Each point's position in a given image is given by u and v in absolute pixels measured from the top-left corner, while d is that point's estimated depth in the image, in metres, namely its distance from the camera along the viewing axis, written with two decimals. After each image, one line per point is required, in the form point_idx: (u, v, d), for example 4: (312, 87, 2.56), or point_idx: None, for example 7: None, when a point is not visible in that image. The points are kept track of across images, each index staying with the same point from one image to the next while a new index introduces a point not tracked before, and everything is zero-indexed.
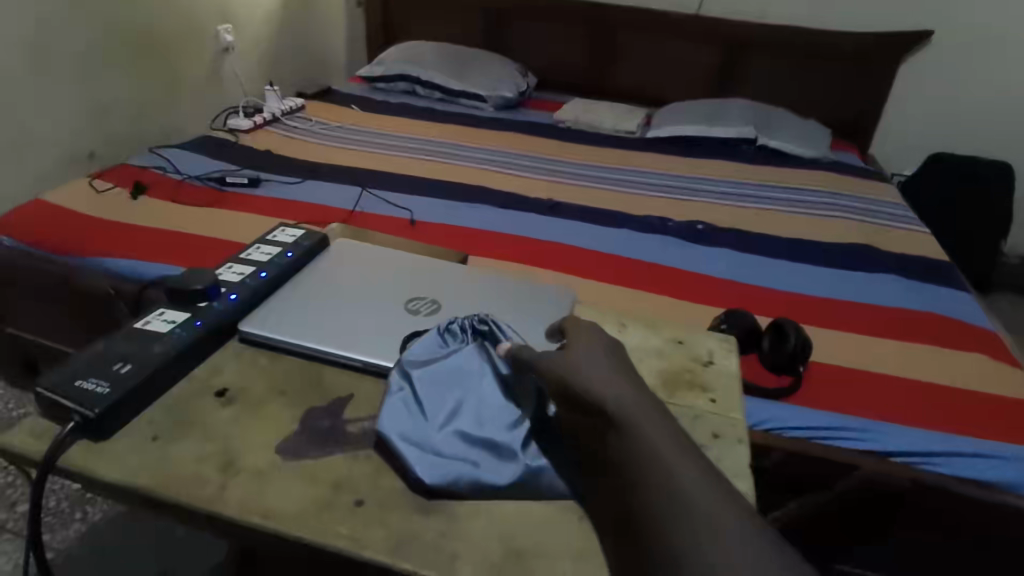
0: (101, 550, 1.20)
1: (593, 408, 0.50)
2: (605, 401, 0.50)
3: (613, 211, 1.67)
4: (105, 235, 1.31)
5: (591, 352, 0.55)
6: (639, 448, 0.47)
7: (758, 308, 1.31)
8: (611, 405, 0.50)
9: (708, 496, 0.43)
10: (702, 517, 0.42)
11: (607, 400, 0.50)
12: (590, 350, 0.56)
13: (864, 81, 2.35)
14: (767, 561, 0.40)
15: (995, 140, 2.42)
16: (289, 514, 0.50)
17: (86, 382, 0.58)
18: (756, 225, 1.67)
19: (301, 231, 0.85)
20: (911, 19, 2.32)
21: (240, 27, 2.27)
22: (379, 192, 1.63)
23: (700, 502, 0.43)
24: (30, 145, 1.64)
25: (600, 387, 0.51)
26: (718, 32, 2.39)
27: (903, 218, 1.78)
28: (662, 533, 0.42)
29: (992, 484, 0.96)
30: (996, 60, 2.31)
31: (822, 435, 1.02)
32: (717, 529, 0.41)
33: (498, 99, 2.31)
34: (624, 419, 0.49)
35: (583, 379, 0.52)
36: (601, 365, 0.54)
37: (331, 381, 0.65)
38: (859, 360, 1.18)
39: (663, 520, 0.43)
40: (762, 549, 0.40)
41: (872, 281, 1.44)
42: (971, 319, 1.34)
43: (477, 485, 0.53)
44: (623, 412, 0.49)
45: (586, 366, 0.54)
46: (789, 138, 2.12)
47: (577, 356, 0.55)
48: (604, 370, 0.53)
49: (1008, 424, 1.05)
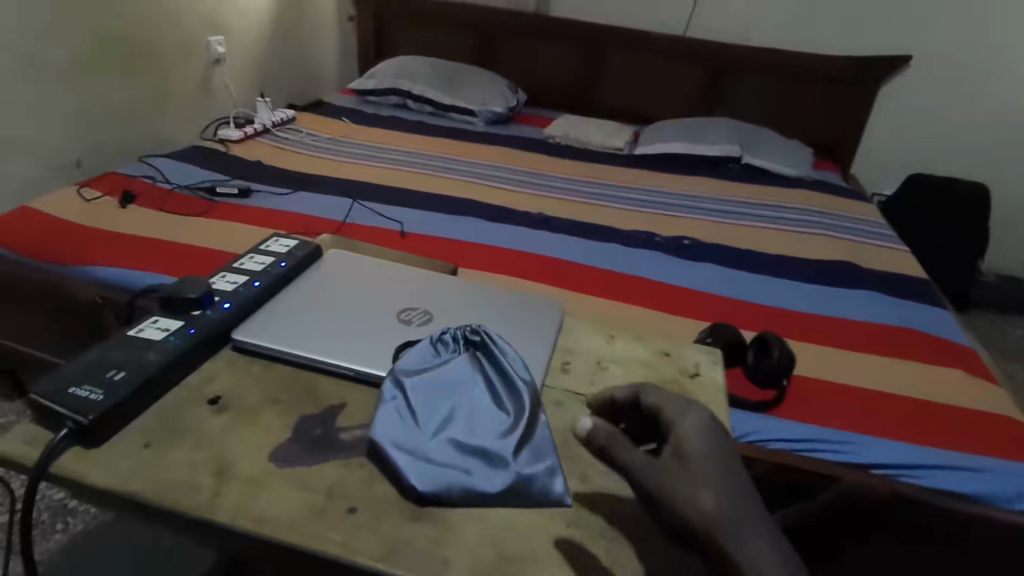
0: (77, 550, 1.19)
1: (720, 554, 0.48)
2: (740, 559, 0.47)
3: (601, 226, 1.70)
4: (93, 244, 1.30)
5: (710, 480, 0.50)
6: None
7: (744, 322, 1.33)
8: (740, 559, 0.47)
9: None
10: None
11: (738, 549, 0.47)
12: (714, 480, 0.50)
13: (847, 103, 2.41)
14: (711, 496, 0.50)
15: (970, 162, 2.50)
16: (282, 522, 0.50)
17: (79, 389, 0.58)
18: (742, 241, 1.70)
19: (295, 241, 0.87)
20: (891, 44, 2.39)
21: (231, 39, 2.29)
22: (368, 204, 1.64)
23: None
24: (16, 154, 1.62)
25: (720, 525, 0.48)
26: (705, 52, 2.44)
27: (882, 236, 1.82)
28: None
29: (970, 497, 0.98)
30: (972, 84, 2.39)
31: (805, 447, 1.04)
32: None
33: (488, 113, 2.34)
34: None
35: (708, 517, 0.49)
36: (710, 484, 0.50)
37: (324, 390, 0.66)
38: (841, 375, 1.20)
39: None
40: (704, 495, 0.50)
41: (853, 297, 1.48)
42: (947, 334, 1.38)
43: (469, 492, 0.54)
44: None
45: (711, 507, 0.49)
46: (772, 157, 2.17)
47: (698, 488, 0.50)
48: (720, 504, 0.49)
49: (1002, 440, 1.07)
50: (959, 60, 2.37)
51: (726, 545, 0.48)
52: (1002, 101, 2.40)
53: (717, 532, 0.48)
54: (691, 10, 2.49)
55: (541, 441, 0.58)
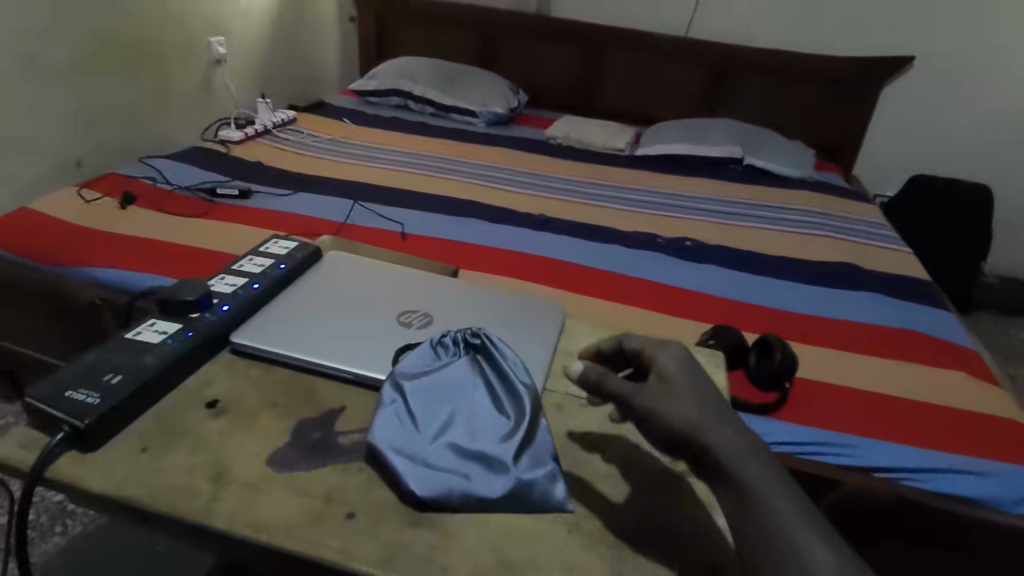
0: (76, 551, 1.19)
1: (701, 455, 0.49)
2: (721, 456, 0.48)
3: (602, 227, 1.69)
4: (91, 246, 1.30)
5: (690, 394, 0.52)
6: (782, 520, 0.45)
7: (745, 324, 1.33)
8: (722, 456, 0.48)
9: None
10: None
11: (718, 447, 0.49)
12: (693, 391, 0.52)
13: (849, 103, 2.41)
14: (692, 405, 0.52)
15: (973, 163, 2.49)
16: (280, 528, 0.50)
17: (76, 393, 0.57)
18: (744, 243, 1.70)
19: (295, 243, 0.86)
20: (892, 45, 2.38)
21: (232, 40, 2.28)
22: (369, 205, 1.64)
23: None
24: (16, 154, 1.62)
25: (701, 429, 0.50)
26: (706, 52, 2.43)
27: (884, 237, 1.82)
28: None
29: (973, 501, 0.98)
30: (974, 85, 2.39)
31: (807, 450, 1.03)
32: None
33: (489, 114, 2.33)
34: (740, 475, 0.47)
35: (689, 422, 0.50)
36: (690, 396, 0.52)
37: (323, 393, 0.65)
38: (844, 377, 1.20)
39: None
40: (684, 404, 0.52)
41: (855, 299, 1.47)
42: (950, 336, 1.38)
43: (468, 498, 0.53)
44: (747, 478, 0.47)
45: (691, 414, 0.51)
46: (774, 158, 2.17)
47: (678, 399, 0.52)
48: (699, 410, 0.51)
49: (1005, 443, 1.06)
50: (961, 60, 2.36)
51: (710, 447, 0.49)
52: (1004, 102, 2.39)
53: (701, 436, 0.50)
54: (692, 12, 2.48)
55: (542, 445, 0.57)
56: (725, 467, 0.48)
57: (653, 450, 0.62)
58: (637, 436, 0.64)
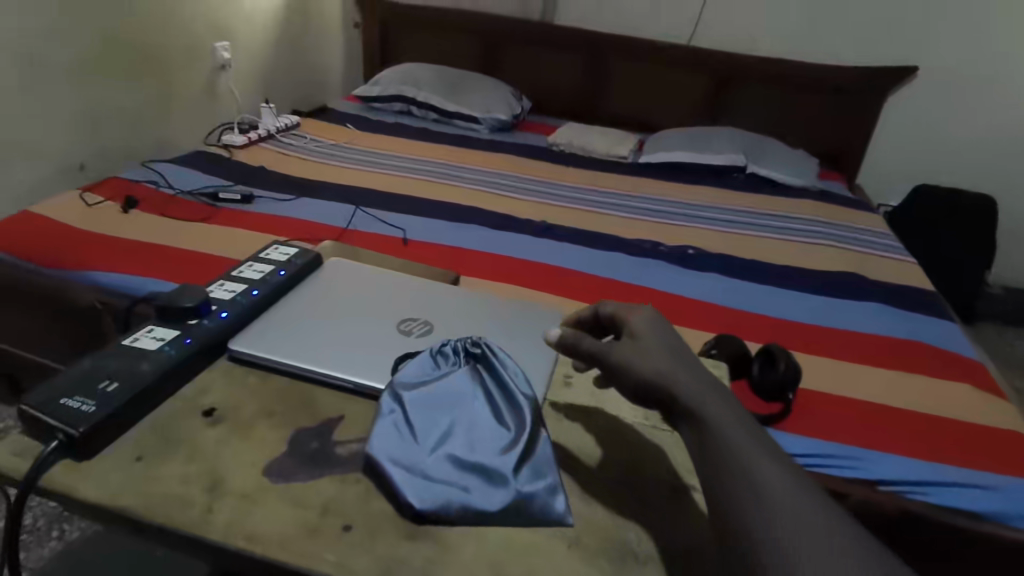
0: (73, 554, 1.17)
1: (666, 395, 0.54)
2: (684, 395, 0.52)
3: (605, 235, 1.68)
4: (92, 250, 1.30)
5: (657, 344, 0.58)
6: (734, 444, 0.48)
7: (748, 333, 1.32)
8: (686, 396, 0.52)
9: (829, 546, 0.41)
10: (786, 536, 0.42)
11: (681, 387, 0.53)
12: (661, 343, 0.58)
13: (853, 112, 2.40)
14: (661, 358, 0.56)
15: (977, 172, 2.48)
16: (275, 541, 0.49)
17: (71, 400, 0.57)
18: (746, 251, 1.69)
19: (295, 249, 0.86)
20: (896, 54, 2.38)
21: (237, 45, 2.29)
22: (371, 210, 1.63)
23: (806, 546, 0.41)
24: (18, 158, 1.62)
25: (666, 373, 0.54)
26: (710, 61, 2.43)
27: (888, 247, 1.81)
28: (768, 563, 0.41)
29: (979, 515, 0.96)
30: (978, 95, 2.38)
31: (812, 462, 1.02)
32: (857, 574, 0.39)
33: (492, 120, 2.33)
34: (699, 408, 0.51)
35: (655, 367, 0.55)
36: (657, 348, 0.57)
37: (321, 402, 0.65)
38: (847, 388, 1.19)
39: (758, 559, 0.41)
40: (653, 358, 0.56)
41: (859, 309, 1.46)
42: (954, 347, 1.37)
43: (467, 511, 0.52)
44: (706, 409, 0.51)
45: (658, 360, 0.56)
46: (777, 166, 2.16)
47: (647, 350, 0.57)
48: (665, 358, 0.56)
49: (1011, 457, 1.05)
50: (965, 70, 2.36)
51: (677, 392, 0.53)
52: (1008, 112, 2.38)
53: (668, 383, 0.54)
54: (695, 22, 2.49)
55: (542, 458, 0.56)
56: (690, 409, 0.52)
57: (656, 462, 0.61)
58: (639, 449, 0.63)
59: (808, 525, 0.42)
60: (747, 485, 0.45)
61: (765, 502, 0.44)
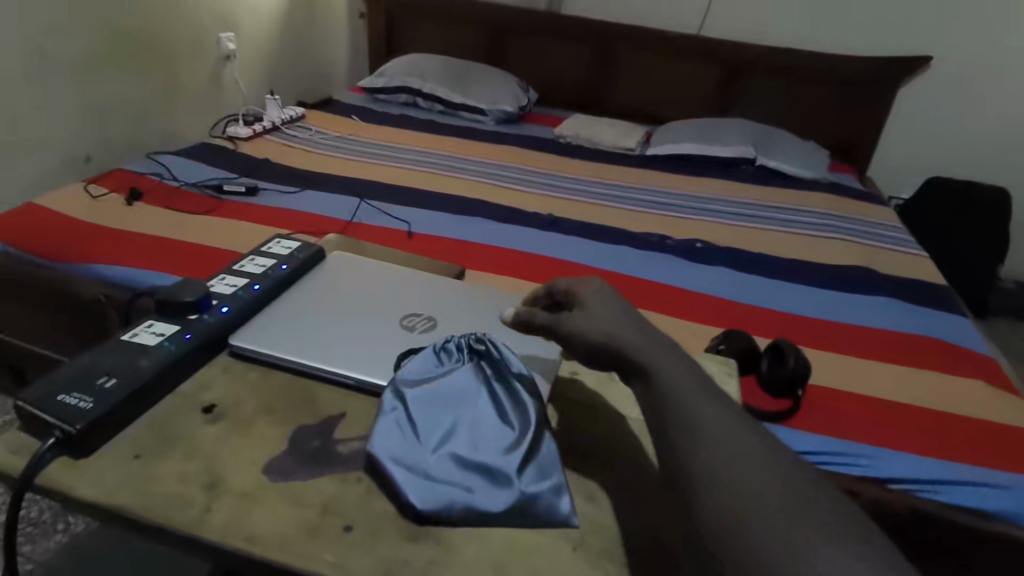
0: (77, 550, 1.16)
1: (616, 355, 0.58)
2: (632, 352, 0.56)
3: (612, 228, 1.66)
4: (97, 243, 1.29)
5: (607, 310, 0.62)
6: (679, 396, 0.51)
7: (757, 328, 1.30)
8: (633, 354, 0.56)
9: (766, 476, 0.44)
10: (717, 463, 0.45)
11: (629, 346, 0.57)
12: (609, 309, 0.62)
13: (865, 103, 2.36)
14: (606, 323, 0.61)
15: (990, 164, 2.45)
16: (274, 542, 0.48)
17: (69, 396, 0.56)
18: (755, 245, 1.67)
19: (297, 243, 0.85)
20: (910, 44, 2.34)
21: (242, 35, 2.28)
22: (376, 203, 1.62)
23: (733, 470, 0.44)
24: (23, 150, 1.61)
25: (614, 335, 0.59)
26: (719, 51, 2.40)
27: (900, 241, 1.78)
28: (699, 488, 0.45)
29: (991, 514, 0.95)
30: (993, 86, 2.34)
31: (821, 460, 1.00)
32: (788, 495, 0.42)
33: (498, 112, 2.31)
34: (647, 365, 0.55)
35: (603, 330, 0.60)
36: (605, 314, 0.62)
37: (323, 399, 0.64)
38: (858, 384, 1.17)
39: (705, 495, 0.44)
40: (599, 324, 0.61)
41: (870, 303, 1.44)
42: (967, 343, 1.34)
43: (469, 512, 0.51)
44: (652, 366, 0.54)
45: (607, 325, 0.60)
46: (787, 158, 2.13)
47: (597, 317, 0.62)
48: (614, 322, 0.60)
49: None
50: (980, 60, 2.32)
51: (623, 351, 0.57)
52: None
53: (615, 345, 0.58)
54: (704, 12, 2.46)
55: (546, 458, 0.55)
56: (637, 365, 0.55)
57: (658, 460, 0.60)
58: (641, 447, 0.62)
59: (740, 457, 0.45)
60: (692, 432, 0.48)
61: (700, 437, 0.47)
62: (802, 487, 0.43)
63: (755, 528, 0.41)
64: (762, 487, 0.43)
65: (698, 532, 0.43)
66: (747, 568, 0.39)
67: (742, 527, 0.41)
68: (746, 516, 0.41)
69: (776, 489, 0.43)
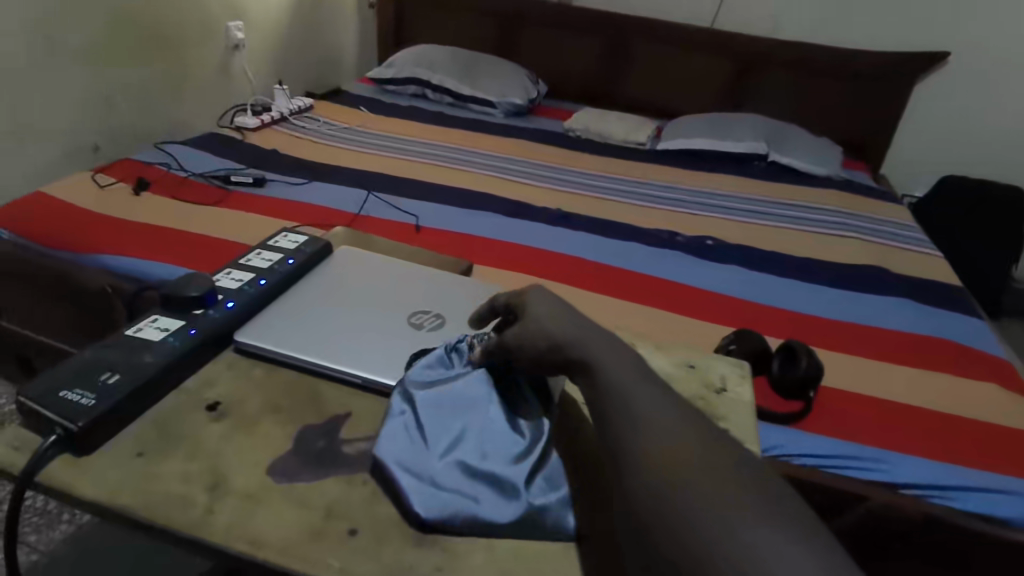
0: None
1: (557, 354, 0.55)
2: (576, 349, 0.54)
3: (622, 224, 1.64)
4: (104, 234, 1.28)
5: (542, 309, 0.57)
6: (617, 384, 0.50)
7: (769, 328, 1.28)
8: (580, 352, 0.53)
9: (693, 446, 0.44)
10: (653, 444, 0.45)
11: (572, 344, 0.54)
12: (538, 298, 0.59)
13: (880, 99, 2.32)
14: (548, 326, 0.56)
15: (1007, 162, 2.40)
16: (277, 545, 0.47)
17: (70, 392, 0.55)
18: (767, 242, 1.64)
19: (304, 238, 0.83)
20: (926, 40, 2.31)
21: (250, 24, 2.26)
22: (383, 196, 1.61)
23: (662, 444, 0.45)
24: (29, 138, 1.61)
25: (562, 340, 0.54)
26: (731, 45, 2.37)
27: (914, 240, 1.75)
28: (629, 464, 0.45)
29: (1006, 522, 0.93)
30: (1012, 83, 2.30)
31: (829, 464, 0.98)
32: (722, 473, 0.42)
33: (508, 105, 2.29)
34: (589, 361, 0.52)
35: (539, 329, 0.56)
36: (546, 319, 0.56)
37: (329, 397, 0.62)
38: (872, 387, 1.15)
39: (641, 473, 0.44)
40: (538, 329, 0.56)
41: (884, 304, 1.41)
42: (982, 346, 1.32)
43: (474, 521, 0.50)
44: (587, 354, 0.53)
45: (542, 321, 0.56)
46: (799, 154, 2.10)
47: (529, 316, 0.58)
48: (558, 326, 0.55)
49: None
50: (998, 56, 2.28)
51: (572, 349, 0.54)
52: None
53: (565, 347, 0.54)
54: (717, 5, 2.43)
55: (555, 468, 0.54)
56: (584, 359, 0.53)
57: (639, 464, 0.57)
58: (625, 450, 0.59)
59: (671, 434, 0.45)
60: (629, 417, 0.47)
61: (638, 421, 0.47)
62: (735, 460, 0.43)
63: (680, 491, 0.41)
64: (691, 457, 0.43)
65: (631, 505, 0.43)
66: (685, 542, 0.39)
67: (675, 495, 0.41)
68: (681, 491, 0.41)
69: (704, 461, 0.43)
